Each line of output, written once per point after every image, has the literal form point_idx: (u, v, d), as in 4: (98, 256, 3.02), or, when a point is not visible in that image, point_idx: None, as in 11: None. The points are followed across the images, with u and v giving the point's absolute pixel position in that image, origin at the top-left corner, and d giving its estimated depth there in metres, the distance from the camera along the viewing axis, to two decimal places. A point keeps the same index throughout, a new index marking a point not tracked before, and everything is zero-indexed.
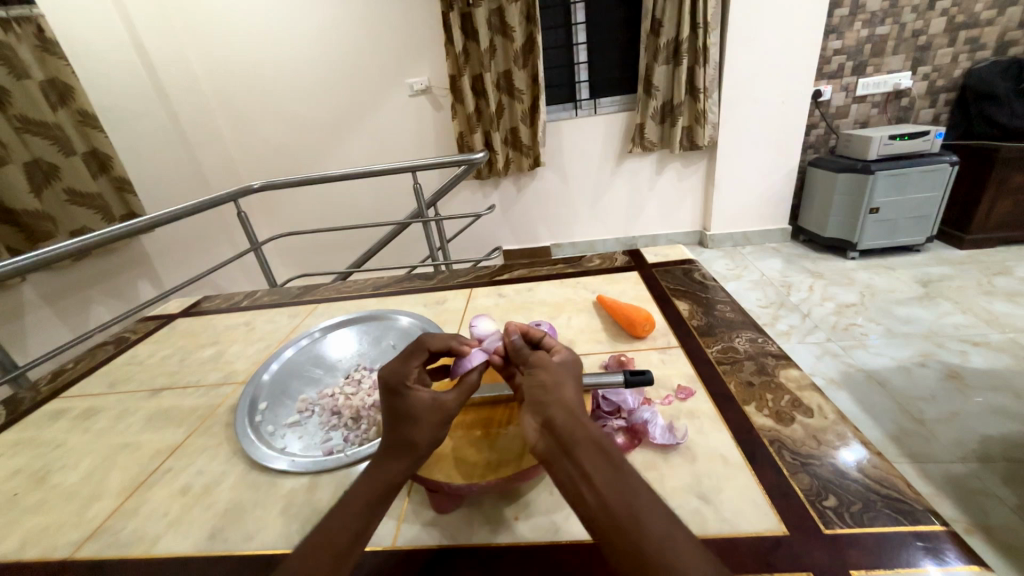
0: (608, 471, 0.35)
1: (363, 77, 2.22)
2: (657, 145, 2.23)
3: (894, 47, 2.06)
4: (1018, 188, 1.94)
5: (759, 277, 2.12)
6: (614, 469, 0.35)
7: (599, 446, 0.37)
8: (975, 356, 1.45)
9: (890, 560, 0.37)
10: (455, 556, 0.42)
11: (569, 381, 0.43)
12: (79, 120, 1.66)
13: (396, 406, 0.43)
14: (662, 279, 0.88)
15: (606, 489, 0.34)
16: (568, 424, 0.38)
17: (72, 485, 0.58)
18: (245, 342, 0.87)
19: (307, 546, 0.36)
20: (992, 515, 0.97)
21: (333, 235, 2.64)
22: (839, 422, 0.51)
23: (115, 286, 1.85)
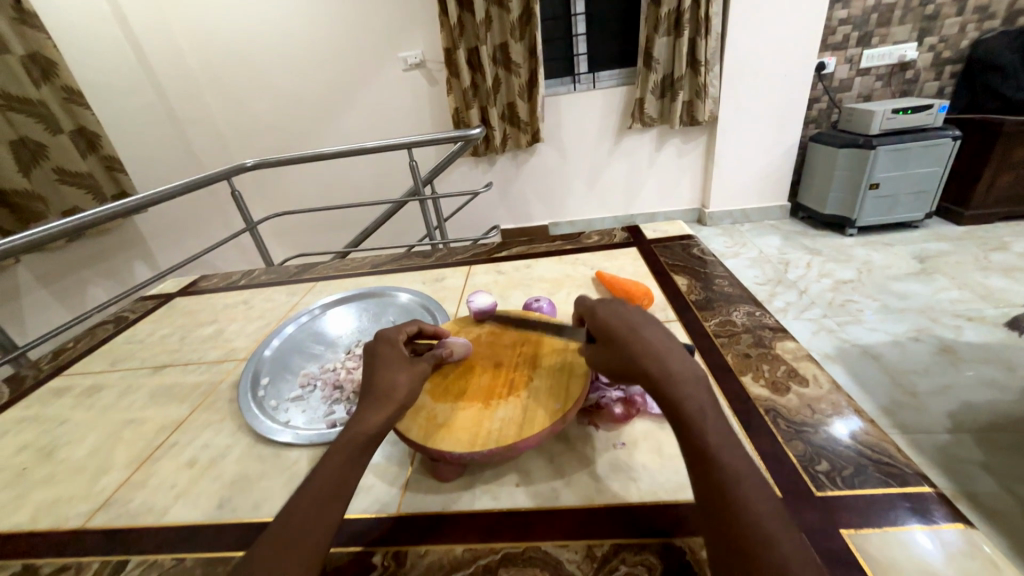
0: (686, 411, 0.37)
1: (355, 50, 2.15)
2: (656, 121, 2.19)
3: (901, 17, 2.00)
4: (1020, 162, 1.93)
5: (757, 254, 2.12)
6: (693, 410, 0.37)
7: (679, 387, 0.38)
8: (968, 330, 1.46)
9: (878, 520, 0.38)
10: (456, 521, 0.43)
11: (654, 326, 0.43)
12: (65, 96, 1.62)
13: (377, 360, 0.49)
14: (661, 255, 0.88)
15: (684, 428, 0.36)
16: (650, 368, 0.39)
17: (79, 459, 0.59)
18: (245, 320, 0.88)
19: (298, 497, 0.39)
20: (978, 482, 1.00)
21: (328, 215, 2.61)
22: (834, 391, 0.52)
23: (110, 267, 1.84)
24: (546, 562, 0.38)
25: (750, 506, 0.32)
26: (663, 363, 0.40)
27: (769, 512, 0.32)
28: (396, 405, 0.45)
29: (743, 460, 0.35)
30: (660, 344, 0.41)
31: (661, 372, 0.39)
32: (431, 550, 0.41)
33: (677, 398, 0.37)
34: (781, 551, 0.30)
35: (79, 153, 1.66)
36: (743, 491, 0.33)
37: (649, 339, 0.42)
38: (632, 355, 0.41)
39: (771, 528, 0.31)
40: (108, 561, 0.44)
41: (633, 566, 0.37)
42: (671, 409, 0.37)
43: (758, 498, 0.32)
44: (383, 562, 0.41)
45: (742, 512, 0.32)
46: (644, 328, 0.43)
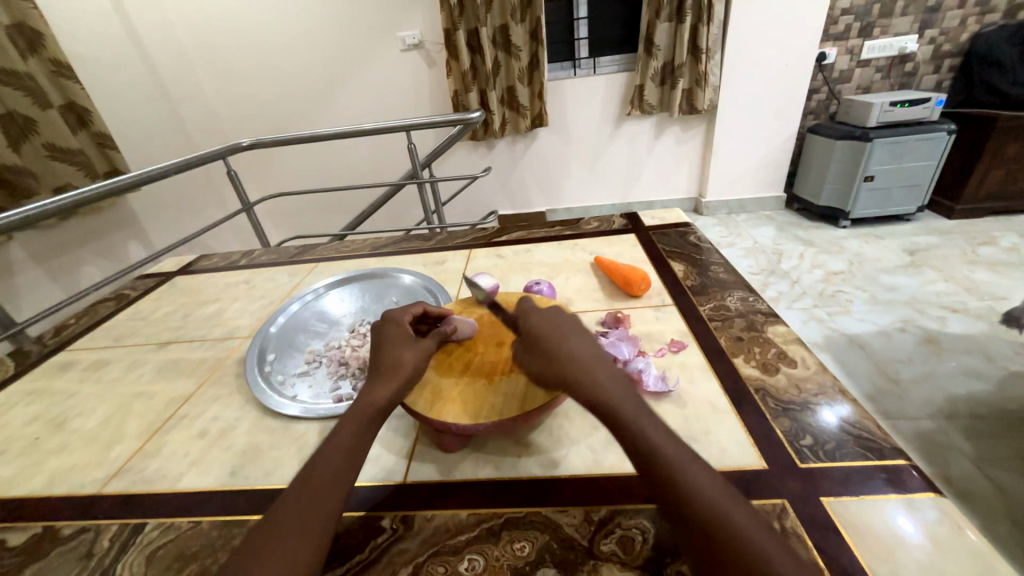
0: (621, 413, 0.38)
1: (352, 29, 2.12)
2: (656, 108, 2.19)
3: (903, 8, 2.00)
4: (1012, 158, 1.96)
5: (752, 244, 2.15)
6: (627, 411, 0.38)
7: (611, 391, 0.40)
8: (952, 321, 1.51)
9: (856, 489, 0.41)
10: (460, 489, 0.45)
11: (580, 334, 0.46)
12: (53, 69, 1.58)
13: (383, 338, 0.51)
14: (658, 241, 0.90)
15: (623, 430, 0.37)
16: (581, 377, 0.41)
17: (91, 430, 0.60)
18: (248, 299, 0.89)
19: (308, 469, 0.40)
20: (954, 465, 1.04)
21: (325, 197, 2.60)
22: (820, 372, 0.55)
23: (104, 245, 1.83)
24: (547, 525, 0.41)
25: (702, 491, 0.33)
26: (591, 371, 0.41)
27: (720, 493, 0.34)
28: (403, 381, 0.47)
29: (684, 449, 0.37)
30: (587, 353, 0.43)
31: (591, 380, 0.41)
32: (437, 514, 0.43)
33: (612, 402, 0.39)
34: (740, 529, 0.31)
35: (70, 129, 1.63)
36: (692, 478, 0.34)
37: (575, 349, 0.44)
38: (563, 366, 0.42)
39: (725, 508, 0.33)
40: (127, 523, 0.47)
41: (628, 530, 0.40)
42: (607, 414, 0.39)
43: (707, 481, 0.34)
44: (391, 525, 0.43)
45: (697, 500, 0.33)
46: (571, 337, 0.45)
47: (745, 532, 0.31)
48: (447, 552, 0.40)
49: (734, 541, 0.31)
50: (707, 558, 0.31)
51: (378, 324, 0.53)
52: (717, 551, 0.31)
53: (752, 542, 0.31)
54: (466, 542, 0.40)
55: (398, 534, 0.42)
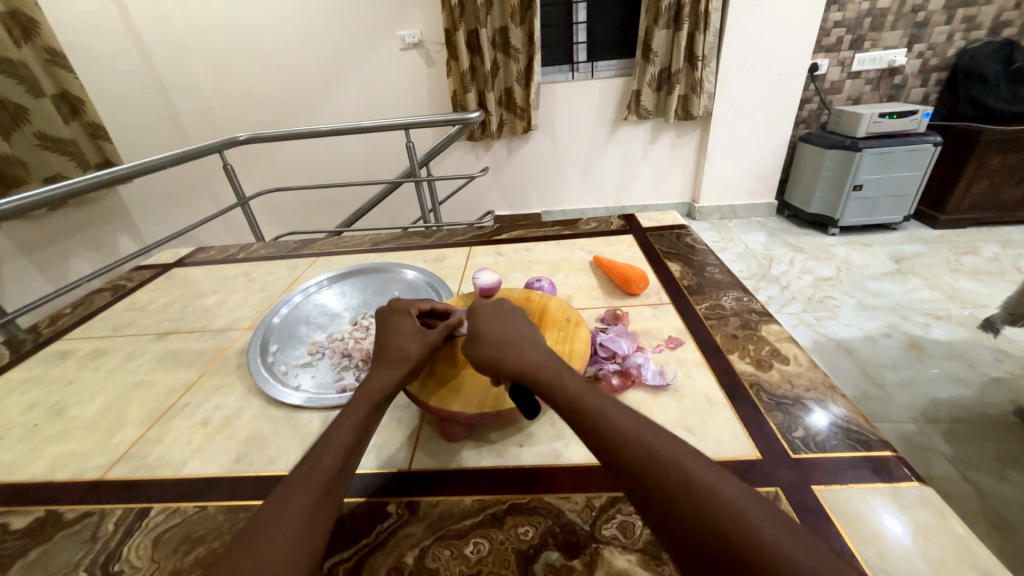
0: (547, 376, 0.41)
1: (351, 25, 2.11)
2: (652, 114, 2.22)
3: (893, 22, 2.05)
4: (994, 171, 2.02)
5: (743, 249, 2.19)
6: (551, 374, 0.41)
7: (535, 360, 0.43)
8: (936, 328, 1.55)
9: (845, 479, 0.43)
10: (463, 475, 0.47)
11: (513, 321, 0.49)
12: (47, 58, 1.56)
13: (393, 328, 0.52)
14: (656, 242, 0.92)
15: (550, 392, 0.40)
16: (507, 352, 0.44)
17: (91, 417, 0.60)
18: (247, 292, 0.89)
19: (316, 449, 0.40)
20: (935, 467, 1.08)
21: (320, 194, 2.59)
22: (812, 369, 0.57)
23: (94, 237, 1.80)
24: (550, 511, 0.42)
25: (630, 431, 0.35)
26: (518, 347, 0.44)
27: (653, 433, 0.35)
28: (410, 368, 0.48)
29: (610, 399, 0.38)
30: (516, 335, 0.46)
31: (516, 355, 0.43)
32: (441, 500, 0.44)
33: (536, 368, 0.42)
34: (674, 461, 0.32)
35: (62, 119, 1.61)
36: (618, 420, 0.36)
37: (505, 331, 0.47)
38: (492, 345, 0.45)
39: (657, 443, 0.34)
40: (131, 508, 0.47)
41: (628, 515, 0.41)
42: (534, 379, 0.41)
43: (636, 423, 0.36)
44: (397, 510, 0.44)
45: (623, 439, 0.34)
46: (502, 321, 0.48)
47: (680, 464, 0.32)
48: (452, 535, 0.41)
49: (670, 472, 0.32)
50: (645, 494, 0.32)
51: (385, 314, 0.55)
52: (654, 485, 0.32)
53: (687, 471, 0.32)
54: (471, 526, 0.41)
55: (404, 518, 0.43)
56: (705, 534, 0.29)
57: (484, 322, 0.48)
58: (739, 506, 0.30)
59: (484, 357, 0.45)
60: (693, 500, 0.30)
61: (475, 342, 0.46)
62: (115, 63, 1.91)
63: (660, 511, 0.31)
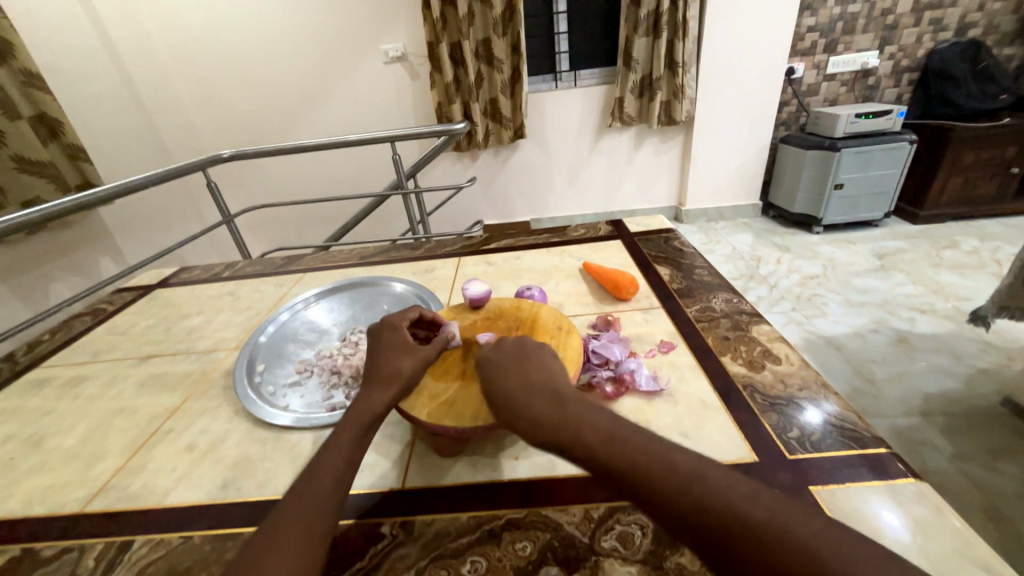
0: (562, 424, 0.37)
1: (334, 40, 2.12)
2: (635, 120, 2.25)
3: (864, 26, 2.11)
4: (968, 166, 2.07)
5: (731, 251, 2.21)
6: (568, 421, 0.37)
7: (548, 408, 0.39)
8: (921, 321, 1.58)
9: (841, 477, 0.43)
10: (457, 491, 0.46)
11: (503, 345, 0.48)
12: (23, 80, 1.53)
13: (383, 344, 0.52)
14: (644, 247, 0.92)
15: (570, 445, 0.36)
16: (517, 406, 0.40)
17: (70, 448, 0.58)
18: (233, 311, 0.87)
19: (304, 475, 0.39)
20: (929, 461, 1.08)
21: (307, 209, 2.57)
22: (804, 369, 0.57)
23: (74, 260, 1.76)
24: (548, 525, 0.41)
25: (663, 470, 0.32)
26: (525, 397, 0.40)
27: (685, 467, 0.32)
28: (402, 388, 0.47)
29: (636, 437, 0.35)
30: (508, 359, 0.46)
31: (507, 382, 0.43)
32: (437, 518, 0.43)
33: (552, 419, 0.38)
34: (720, 496, 0.30)
35: (41, 141, 1.58)
36: (647, 461, 0.33)
37: (510, 379, 0.43)
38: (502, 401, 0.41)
39: (698, 478, 0.31)
40: (113, 541, 0.45)
41: (627, 525, 0.41)
42: (552, 433, 0.37)
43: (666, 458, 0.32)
44: (392, 531, 0.43)
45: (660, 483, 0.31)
46: (505, 369, 0.44)
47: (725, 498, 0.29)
48: (449, 555, 0.40)
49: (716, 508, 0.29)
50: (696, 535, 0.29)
51: (376, 329, 0.54)
52: (706, 526, 0.29)
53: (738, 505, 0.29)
54: (468, 545, 0.40)
55: (398, 539, 0.42)
56: (774, 572, 0.26)
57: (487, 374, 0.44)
58: (802, 532, 0.27)
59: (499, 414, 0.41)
60: (749, 534, 0.28)
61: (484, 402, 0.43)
62: (94, 84, 1.88)
63: (720, 555, 0.28)
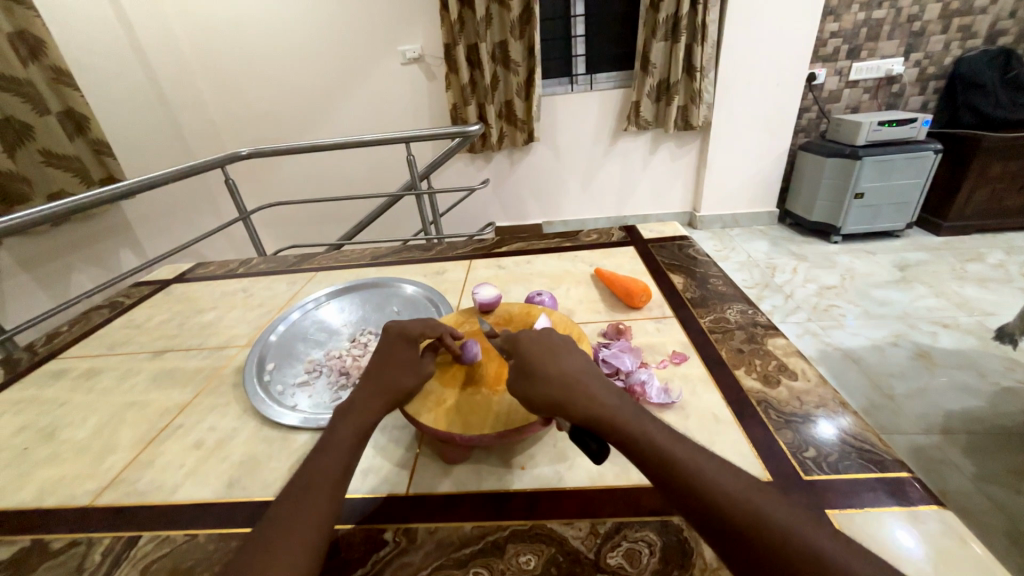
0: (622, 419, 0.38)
1: (352, 41, 2.14)
2: (651, 124, 2.22)
3: (889, 32, 2.07)
4: (996, 177, 2.01)
5: (745, 258, 2.17)
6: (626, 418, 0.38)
7: (607, 402, 0.40)
8: (944, 336, 1.53)
9: (858, 501, 0.41)
10: (460, 501, 0.45)
11: (563, 353, 0.45)
12: (53, 77, 1.58)
13: (393, 351, 0.51)
14: (657, 254, 0.91)
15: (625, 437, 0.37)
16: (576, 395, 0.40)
17: (82, 440, 0.59)
18: (245, 308, 0.88)
19: (299, 484, 0.39)
20: (950, 481, 1.05)
21: (321, 207, 2.60)
22: (821, 385, 0.55)
23: (96, 253, 1.80)
24: (552, 538, 0.41)
25: (717, 479, 0.33)
26: (581, 387, 0.41)
27: (733, 479, 0.33)
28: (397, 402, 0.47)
29: (686, 445, 0.36)
30: (571, 367, 0.43)
31: (573, 387, 0.41)
32: (441, 527, 0.43)
33: (610, 415, 0.38)
34: (777, 517, 0.30)
35: (67, 136, 1.62)
36: (700, 468, 0.34)
37: (564, 367, 0.43)
38: (560, 391, 0.41)
39: (753, 499, 0.31)
40: (119, 537, 0.45)
41: (634, 542, 0.39)
42: (607, 422, 0.38)
43: (720, 472, 0.34)
44: (394, 538, 0.42)
45: (710, 491, 0.32)
46: (557, 356, 0.44)
47: (769, 513, 0.31)
48: (451, 566, 0.39)
49: (760, 520, 0.30)
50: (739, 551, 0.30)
51: (389, 334, 0.53)
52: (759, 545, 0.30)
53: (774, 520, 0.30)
54: (471, 555, 0.40)
55: (401, 547, 0.41)
56: None
57: (541, 360, 0.44)
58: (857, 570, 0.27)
59: (546, 398, 0.41)
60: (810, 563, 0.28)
61: (530, 384, 0.43)
62: (120, 80, 1.92)
63: None
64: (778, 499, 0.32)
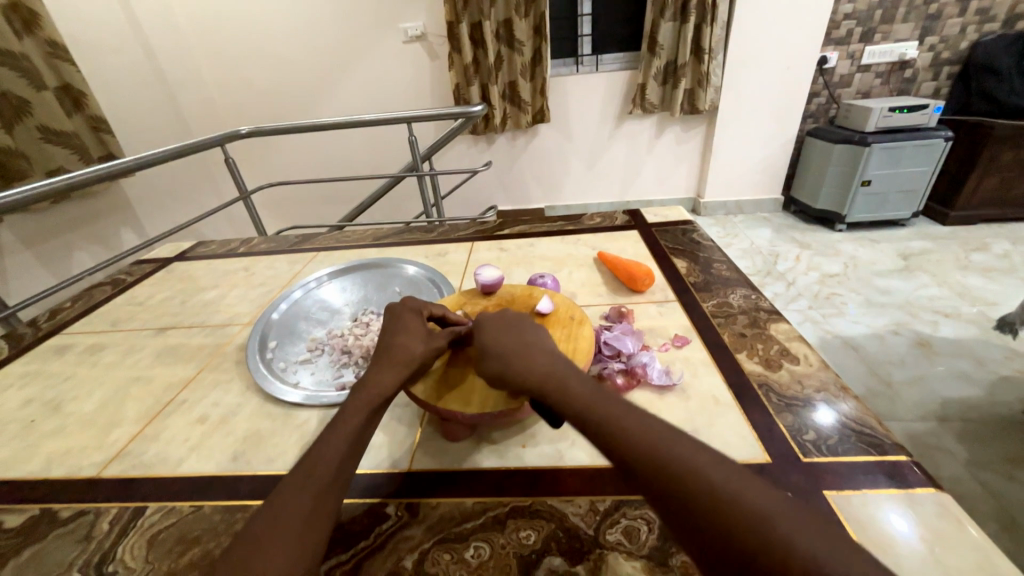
0: (561, 386, 0.39)
1: (353, 17, 2.09)
2: (657, 108, 2.18)
3: (905, 14, 2.01)
4: (1006, 166, 1.98)
5: (749, 245, 2.16)
6: (566, 385, 0.39)
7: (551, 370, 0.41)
8: (945, 326, 1.53)
9: (856, 484, 0.42)
10: (463, 477, 0.46)
11: (520, 329, 0.46)
12: (49, 50, 1.55)
13: (401, 322, 0.51)
14: (661, 238, 0.90)
15: (562, 405, 0.38)
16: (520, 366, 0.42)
17: (88, 413, 0.60)
18: (246, 286, 0.88)
19: (312, 454, 0.39)
20: (944, 467, 1.06)
21: (322, 188, 2.58)
22: (823, 370, 0.55)
23: (97, 231, 1.80)
24: (552, 515, 0.41)
25: (649, 440, 0.33)
26: (526, 359, 0.42)
27: (668, 437, 0.33)
28: (412, 371, 0.47)
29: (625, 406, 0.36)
30: (519, 342, 0.44)
31: (517, 360, 0.42)
32: (443, 502, 0.43)
33: (549, 381, 0.39)
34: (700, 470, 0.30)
35: (64, 111, 1.59)
36: (633, 430, 0.34)
37: (511, 341, 0.44)
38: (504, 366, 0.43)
39: (680, 453, 0.32)
40: (127, 507, 0.46)
41: (633, 520, 0.40)
42: (546, 391, 0.39)
43: (655, 433, 0.33)
44: (396, 512, 0.43)
45: (642, 452, 0.32)
46: (513, 330, 0.46)
47: (698, 472, 0.30)
48: (453, 539, 0.40)
49: (686, 473, 0.30)
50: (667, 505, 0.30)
51: (395, 311, 0.53)
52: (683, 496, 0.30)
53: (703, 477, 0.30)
54: (472, 530, 0.40)
55: (403, 521, 0.42)
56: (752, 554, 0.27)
57: (491, 335, 0.45)
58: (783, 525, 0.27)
59: (494, 373, 0.43)
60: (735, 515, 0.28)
61: (481, 359, 0.45)
62: (116, 54, 1.88)
63: (712, 534, 0.28)
64: (708, 454, 0.32)
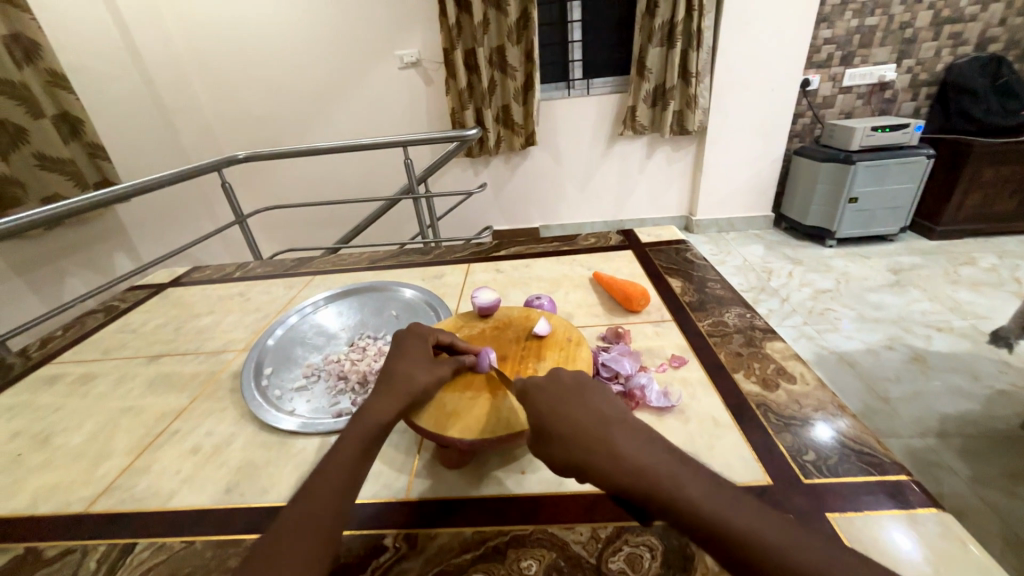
0: (582, 428, 0.38)
1: (351, 47, 2.15)
2: (647, 129, 2.23)
3: (882, 39, 2.09)
4: (987, 182, 2.04)
5: (742, 262, 2.18)
6: (589, 425, 0.38)
7: (590, 416, 0.39)
8: (938, 340, 1.54)
9: (858, 505, 0.42)
10: (461, 506, 0.45)
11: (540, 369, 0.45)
12: (48, 80, 1.57)
13: (407, 351, 0.51)
14: (655, 258, 0.91)
15: (588, 450, 0.36)
16: (556, 413, 0.40)
17: (77, 446, 0.59)
18: (241, 312, 0.87)
19: (308, 489, 0.38)
20: (946, 484, 1.05)
21: (318, 211, 2.59)
22: (819, 388, 0.55)
23: (90, 257, 1.79)
24: (553, 543, 0.40)
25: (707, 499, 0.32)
26: (545, 401, 0.41)
27: (708, 490, 0.32)
28: (411, 401, 0.46)
29: (673, 458, 0.35)
30: (541, 387, 0.42)
31: (542, 410, 0.40)
32: (441, 533, 0.42)
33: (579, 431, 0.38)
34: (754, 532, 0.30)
35: (62, 139, 1.61)
36: (663, 475, 0.34)
37: (531, 386, 0.43)
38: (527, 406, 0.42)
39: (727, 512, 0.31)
40: (116, 543, 0.45)
41: (635, 547, 0.39)
42: (577, 443, 0.37)
43: (684, 477, 0.33)
44: (395, 543, 0.42)
45: (703, 513, 0.31)
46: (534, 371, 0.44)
47: (741, 524, 0.30)
48: (453, 571, 0.39)
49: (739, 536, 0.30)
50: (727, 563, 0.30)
51: (400, 338, 0.53)
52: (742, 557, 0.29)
53: (771, 542, 0.29)
54: (471, 562, 0.39)
55: (401, 553, 0.41)
56: None
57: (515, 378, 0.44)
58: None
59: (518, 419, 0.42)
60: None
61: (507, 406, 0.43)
62: (116, 82, 1.91)
63: None
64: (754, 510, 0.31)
